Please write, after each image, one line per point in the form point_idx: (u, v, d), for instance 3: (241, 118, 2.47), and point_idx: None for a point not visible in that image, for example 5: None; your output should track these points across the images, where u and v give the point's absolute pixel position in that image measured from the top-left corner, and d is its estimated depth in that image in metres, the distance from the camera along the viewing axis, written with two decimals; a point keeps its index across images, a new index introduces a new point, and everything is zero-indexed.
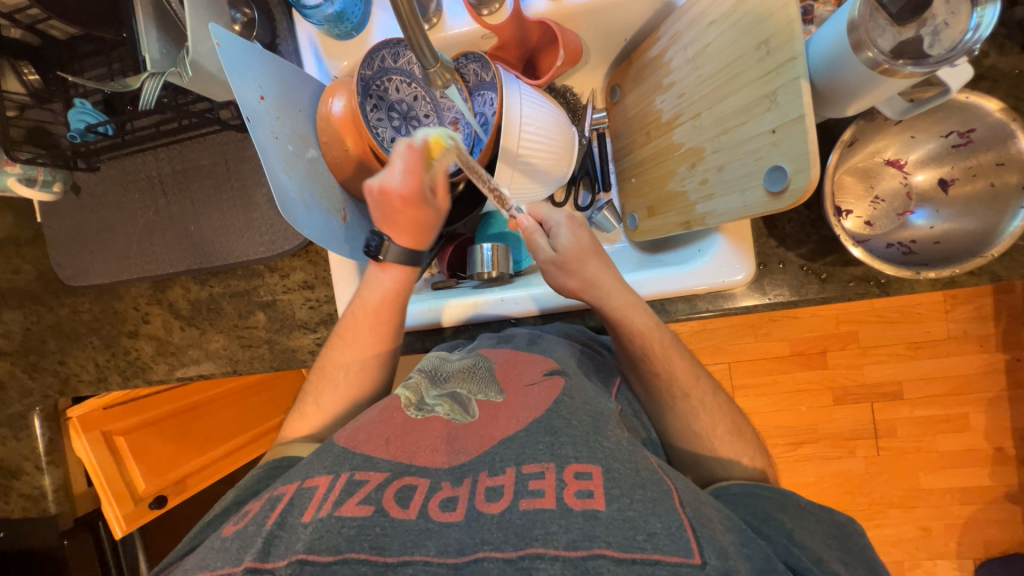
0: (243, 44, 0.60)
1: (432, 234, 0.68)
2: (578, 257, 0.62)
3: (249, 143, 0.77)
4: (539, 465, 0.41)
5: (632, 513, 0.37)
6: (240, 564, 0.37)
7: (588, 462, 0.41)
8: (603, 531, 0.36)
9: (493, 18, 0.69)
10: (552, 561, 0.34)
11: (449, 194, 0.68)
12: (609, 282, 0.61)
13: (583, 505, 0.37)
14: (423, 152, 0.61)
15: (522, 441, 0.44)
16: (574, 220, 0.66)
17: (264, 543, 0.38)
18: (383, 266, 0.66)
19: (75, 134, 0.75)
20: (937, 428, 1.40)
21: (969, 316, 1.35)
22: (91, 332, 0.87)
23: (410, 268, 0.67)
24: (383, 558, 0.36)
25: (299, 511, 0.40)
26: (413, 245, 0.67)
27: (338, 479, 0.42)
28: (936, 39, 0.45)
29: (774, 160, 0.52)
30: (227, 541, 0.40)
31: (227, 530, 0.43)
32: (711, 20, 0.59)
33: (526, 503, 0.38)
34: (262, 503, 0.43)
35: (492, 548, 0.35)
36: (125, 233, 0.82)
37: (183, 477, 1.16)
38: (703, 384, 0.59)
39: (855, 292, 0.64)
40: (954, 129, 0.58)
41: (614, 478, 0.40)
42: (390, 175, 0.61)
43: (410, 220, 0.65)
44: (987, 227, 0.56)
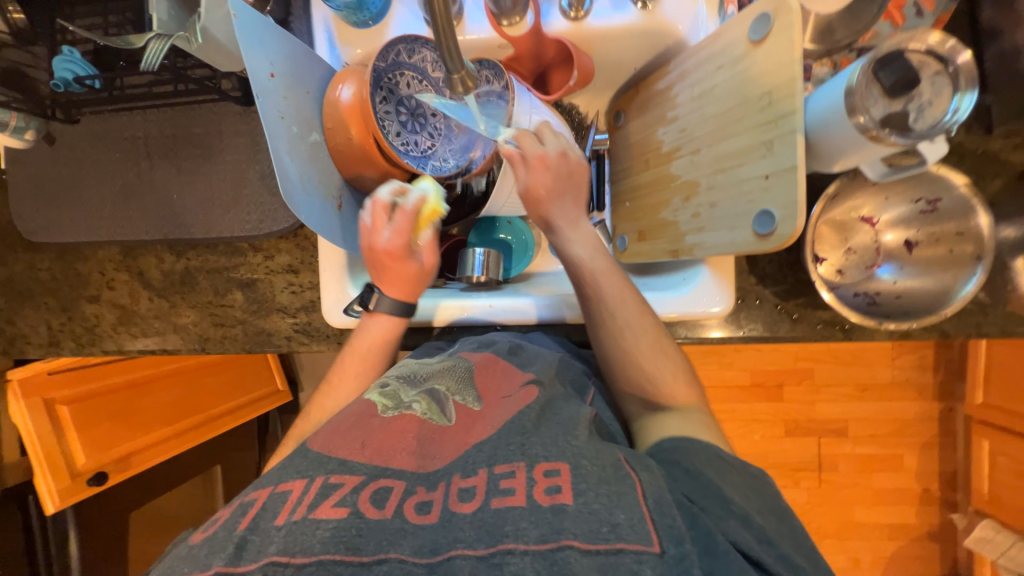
0: (259, 18, 0.59)
1: (423, 286, 0.67)
2: (542, 197, 0.66)
3: (247, 118, 0.75)
4: (510, 465, 0.42)
5: (597, 506, 0.38)
6: (209, 568, 0.35)
7: (556, 460, 0.42)
8: (571, 523, 0.37)
9: (512, 29, 0.70)
10: (522, 556, 0.35)
11: (438, 254, 0.68)
12: (561, 220, 0.66)
13: (552, 501, 0.39)
14: (414, 212, 0.64)
15: (494, 443, 0.45)
16: (551, 156, 0.66)
17: (234, 547, 0.37)
18: (372, 313, 0.66)
19: (58, 84, 0.70)
20: (875, 466, 1.50)
21: (913, 364, 1.46)
22: (48, 292, 0.82)
23: (400, 319, 0.66)
24: (359, 558, 0.36)
25: (272, 515, 0.39)
26: (403, 297, 0.66)
27: (313, 483, 0.41)
28: (920, 116, 0.51)
29: (764, 205, 0.56)
30: (195, 547, 0.39)
31: (194, 537, 0.40)
32: (719, 65, 0.62)
33: (498, 501, 0.39)
34: (231, 509, 0.41)
35: (465, 546, 0.36)
36: (99, 191, 0.78)
37: (128, 455, 1.07)
38: (631, 303, 0.62)
39: (822, 334, 0.69)
40: (923, 197, 0.63)
41: (581, 474, 0.41)
42: (381, 233, 0.64)
43: (401, 273, 0.65)
44: (944, 288, 0.62)
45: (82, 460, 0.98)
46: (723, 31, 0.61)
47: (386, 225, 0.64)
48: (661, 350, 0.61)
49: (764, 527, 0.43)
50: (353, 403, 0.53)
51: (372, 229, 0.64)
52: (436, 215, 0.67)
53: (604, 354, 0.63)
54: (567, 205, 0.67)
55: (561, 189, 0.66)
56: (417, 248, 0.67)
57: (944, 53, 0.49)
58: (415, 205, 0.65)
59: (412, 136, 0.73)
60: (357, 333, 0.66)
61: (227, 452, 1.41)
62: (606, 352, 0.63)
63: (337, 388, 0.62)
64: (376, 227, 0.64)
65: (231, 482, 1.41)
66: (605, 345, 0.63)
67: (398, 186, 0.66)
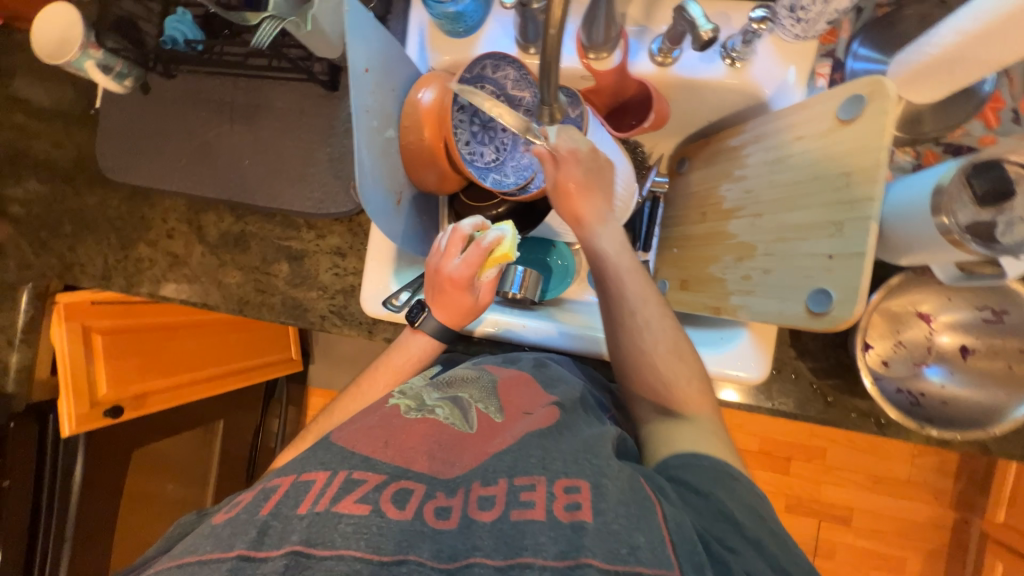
0: (366, 15, 0.62)
1: (469, 318, 0.69)
2: (569, 192, 0.65)
3: (328, 101, 0.78)
4: (530, 478, 0.43)
5: (616, 526, 0.39)
6: (232, 550, 0.38)
7: (577, 477, 0.43)
8: (590, 541, 0.38)
9: (599, 64, 0.70)
10: (540, 571, 0.36)
11: (493, 292, 0.69)
12: (592, 216, 0.66)
13: (571, 517, 0.40)
14: (487, 252, 0.62)
15: (515, 454, 0.46)
16: (581, 152, 0.63)
17: (257, 532, 0.39)
18: (417, 330, 0.69)
19: (167, 41, 0.76)
20: (874, 565, 1.43)
21: (932, 466, 1.40)
22: (111, 228, 0.86)
23: (437, 341, 0.69)
24: (380, 557, 0.37)
25: (294, 503, 0.41)
26: (448, 322, 0.68)
27: (336, 475, 0.43)
28: (1009, 229, 0.49)
29: (822, 284, 0.55)
30: (216, 529, 0.41)
31: (215, 519, 0.44)
32: (798, 136, 0.61)
33: (518, 514, 0.40)
34: (254, 494, 0.44)
35: (483, 554, 0.38)
36: (178, 144, 0.82)
37: (145, 393, 1.09)
38: (651, 303, 0.62)
39: (854, 423, 0.67)
40: (988, 306, 0.61)
41: (602, 493, 0.42)
42: (450, 261, 0.64)
43: (456, 302, 0.66)
44: (994, 404, 0.60)
45: (103, 390, 1.01)
46: (810, 103, 0.60)
47: (457, 255, 0.64)
48: (678, 354, 0.60)
49: (778, 555, 0.44)
50: (375, 403, 0.55)
51: (444, 255, 0.64)
52: (506, 261, 0.64)
53: (619, 352, 0.63)
54: (594, 200, 0.66)
55: (589, 185, 0.65)
56: (478, 283, 0.67)
57: None
58: (490, 243, 0.62)
59: (479, 147, 0.76)
60: (397, 349, 0.69)
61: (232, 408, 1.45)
62: (621, 350, 0.62)
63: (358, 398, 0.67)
64: (449, 254, 0.64)
65: (230, 438, 1.45)
66: (621, 343, 0.62)
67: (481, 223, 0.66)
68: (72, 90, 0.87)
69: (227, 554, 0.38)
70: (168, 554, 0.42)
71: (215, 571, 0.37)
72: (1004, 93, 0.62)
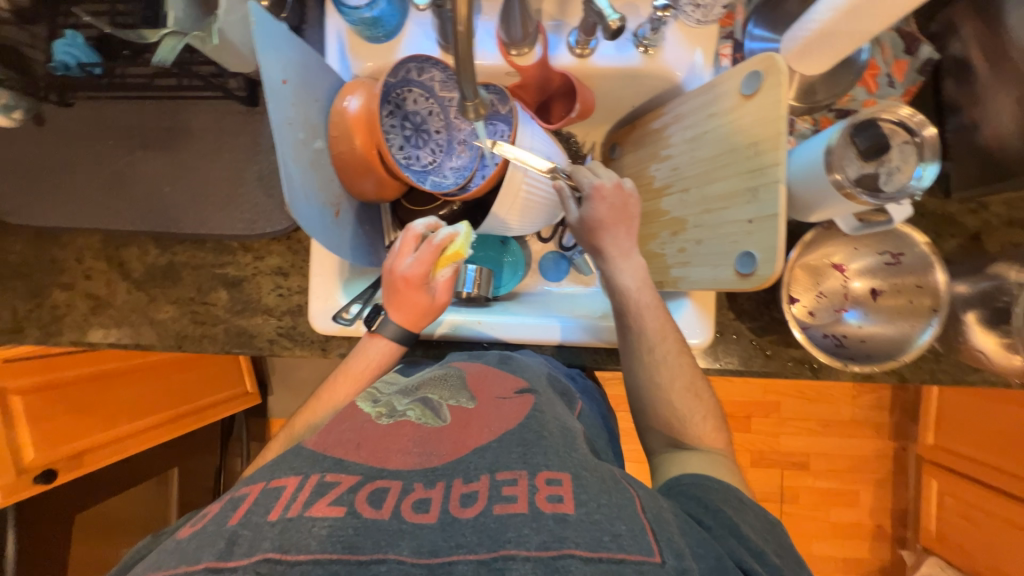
0: (277, 25, 0.60)
1: (427, 320, 0.68)
2: (593, 230, 0.67)
3: (250, 118, 0.75)
4: (513, 474, 0.44)
5: (598, 516, 0.41)
6: (200, 562, 0.37)
7: (558, 470, 0.44)
8: (572, 532, 0.39)
9: (520, 59, 0.72)
10: (524, 562, 0.36)
11: (451, 293, 0.69)
12: (614, 251, 0.67)
13: (554, 509, 0.40)
14: (440, 248, 0.64)
15: (496, 450, 0.46)
16: (606, 190, 0.65)
17: (226, 543, 0.38)
18: (374, 335, 0.68)
19: (57, 66, 0.70)
20: (833, 501, 1.55)
21: (871, 404, 1.53)
22: (17, 275, 0.78)
23: (399, 345, 0.68)
24: (356, 557, 0.37)
25: (264, 510, 0.40)
26: (405, 326, 0.67)
27: (308, 479, 0.43)
28: (889, 179, 0.57)
29: (746, 246, 0.59)
30: (182, 542, 0.40)
31: (182, 532, 0.42)
32: (711, 112, 0.66)
33: (500, 508, 0.40)
34: (222, 504, 0.43)
35: (467, 551, 0.37)
36: (86, 175, 0.76)
37: (80, 452, 1.01)
38: (669, 341, 0.65)
39: (792, 371, 0.72)
40: (887, 250, 0.68)
41: (583, 484, 0.43)
42: (404, 259, 0.65)
43: (411, 302, 0.66)
44: (903, 335, 0.66)
45: (30, 455, 0.92)
46: (718, 81, 0.64)
47: (411, 254, 0.65)
48: (693, 390, 0.64)
49: (778, 566, 0.46)
50: (349, 411, 0.54)
51: (397, 255, 0.65)
52: (459, 258, 0.66)
53: (636, 383, 0.66)
54: (620, 237, 0.67)
55: (613, 223, 0.66)
56: (434, 284, 0.67)
57: (914, 126, 0.55)
58: (443, 240, 0.65)
59: (414, 151, 0.76)
60: (354, 355, 0.68)
61: (187, 453, 1.35)
62: (639, 382, 0.65)
63: (324, 401, 0.66)
64: (404, 253, 0.65)
65: (188, 484, 1.35)
66: (640, 377, 0.65)
67: (434, 223, 0.67)
68: None
69: (193, 566, 0.36)
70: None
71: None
72: (879, 60, 0.69)
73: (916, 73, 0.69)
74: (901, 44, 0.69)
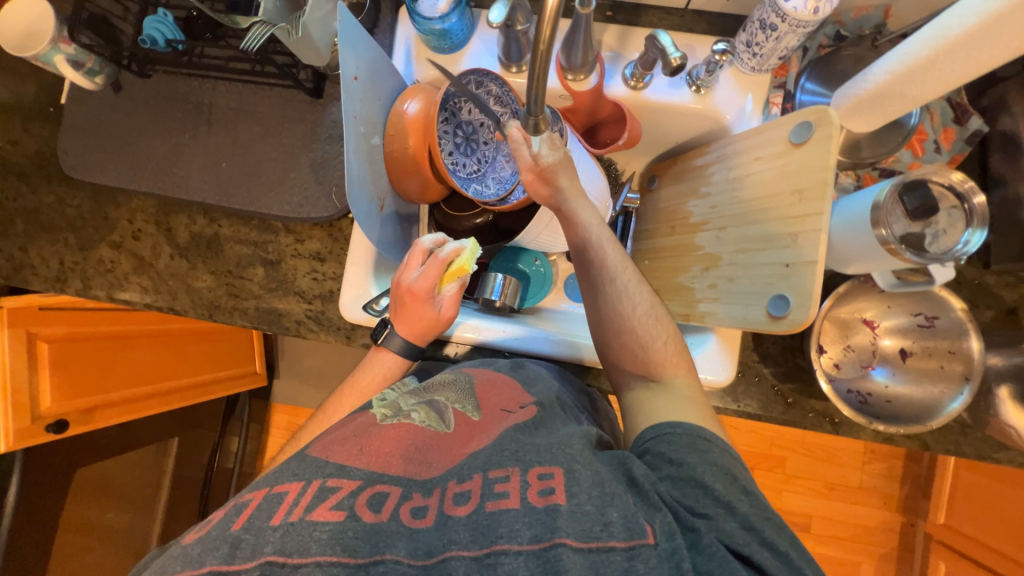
0: (358, 28, 0.64)
1: (432, 332, 0.69)
2: (551, 169, 0.65)
3: (312, 108, 0.78)
4: (505, 470, 0.45)
5: (589, 507, 0.42)
6: (202, 566, 0.37)
7: (550, 465, 0.45)
8: (564, 522, 0.40)
9: (576, 84, 0.74)
10: (515, 557, 0.38)
11: (457, 308, 0.70)
12: (570, 193, 0.67)
13: (545, 501, 0.42)
14: (446, 263, 0.65)
15: (490, 450, 0.47)
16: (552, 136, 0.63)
17: (228, 547, 0.38)
18: (379, 349, 0.70)
19: (145, 40, 0.74)
20: (832, 569, 1.49)
21: (881, 472, 1.48)
22: (70, 229, 0.82)
23: (406, 359, 0.69)
24: (355, 560, 0.38)
25: (267, 515, 0.41)
26: (410, 338, 0.69)
27: (310, 485, 0.43)
28: (935, 240, 0.57)
29: (781, 289, 0.60)
30: (188, 547, 0.40)
31: (187, 538, 0.42)
32: (757, 156, 0.67)
33: (492, 505, 0.42)
34: (225, 511, 0.43)
35: (459, 547, 0.39)
36: (151, 144, 0.80)
37: (93, 407, 1.01)
38: (630, 271, 0.67)
39: (811, 423, 0.71)
40: (922, 312, 0.68)
41: (574, 478, 0.44)
42: (410, 273, 0.67)
43: (418, 316, 0.67)
44: (932, 400, 0.65)
45: (48, 403, 0.93)
46: (766, 127, 0.66)
47: (418, 268, 0.67)
48: (655, 317, 0.64)
49: (749, 514, 0.46)
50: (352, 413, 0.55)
51: (405, 269, 0.67)
52: (464, 273, 0.67)
53: (601, 316, 0.66)
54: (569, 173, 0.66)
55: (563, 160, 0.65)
56: (440, 298, 0.68)
57: (962, 191, 0.57)
58: (448, 255, 0.66)
59: (462, 158, 0.79)
60: (362, 366, 0.69)
61: (188, 426, 1.37)
62: (604, 315, 0.65)
63: (331, 417, 0.65)
64: (411, 267, 0.67)
65: (185, 458, 1.36)
66: (603, 313, 0.66)
67: (442, 239, 0.70)
68: (35, 85, 0.84)
69: (198, 569, 0.37)
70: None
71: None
72: (927, 126, 0.71)
73: (964, 143, 0.70)
74: (949, 114, 0.71)
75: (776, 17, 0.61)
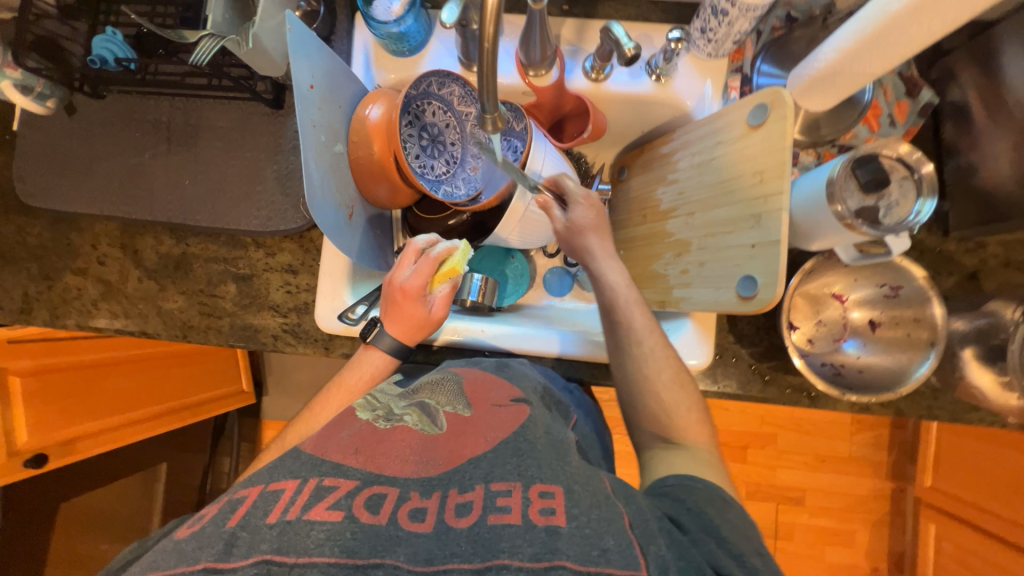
0: (310, 35, 0.63)
1: (422, 333, 0.69)
2: (581, 230, 0.72)
3: (273, 120, 0.77)
4: (507, 484, 0.45)
5: (589, 530, 0.41)
6: (197, 563, 0.37)
7: (551, 482, 0.45)
8: (564, 544, 0.39)
9: (537, 80, 0.74)
10: (517, 572, 0.37)
11: (448, 307, 0.69)
12: (597, 250, 0.71)
13: (546, 521, 0.41)
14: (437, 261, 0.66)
15: (491, 460, 0.47)
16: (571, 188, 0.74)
17: (224, 544, 0.38)
18: (370, 346, 0.69)
19: (93, 61, 0.71)
20: (828, 540, 1.53)
21: (868, 441, 1.52)
22: (32, 257, 0.80)
23: (393, 359, 0.69)
24: (354, 560, 0.38)
25: (263, 512, 0.41)
26: (400, 337, 0.68)
27: (306, 483, 0.43)
28: (888, 212, 0.59)
29: (748, 270, 0.61)
30: (181, 542, 0.40)
31: (179, 533, 0.42)
32: (719, 140, 0.68)
33: (495, 518, 0.41)
34: (220, 506, 0.42)
35: (461, 560, 0.38)
36: (109, 166, 0.78)
37: (73, 438, 1.00)
38: (656, 334, 0.66)
39: (789, 399, 0.73)
40: (886, 283, 0.69)
41: (575, 499, 0.44)
42: (404, 271, 0.67)
43: (407, 315, 0.67)
44: (900, 367, 0.68)
45: (24, 438, 0.91)
46: (725, 111, 0.67)
47: (410, 266, 0.67)
48: (680, 384, 0.63)
49: (757, 567, 0.46)
50: (337, 418, 0.54)
51: (397, 267, 0.68)
52: (455, 273, 0.68)
53: (628, 380, 0.65)
54: (592, 235, 0.72)
55: (590, 227, 0.72)
56: (430, 297, 0.68)
57: (911, 162, 0.59)
58: (440, 253, 0.66)
59: (429, 160, 0.79)
60: (348, 368, 0.68)
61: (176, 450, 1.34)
62: (630, 378, 0.65)
63: (317, 422, 0.64)
64: (405, 266, 0.67)
65: (175, 483, 1.33)
66: (627, 370, 0.65)
67: (435, 239, 0.71)
68: None
69: (191, 567, 0.37)
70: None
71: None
72: (881, 101, 0.72)
73: (917, 116, 0.71)
74: (902, 87, 0.72)
75: (726, 2, 0.62)
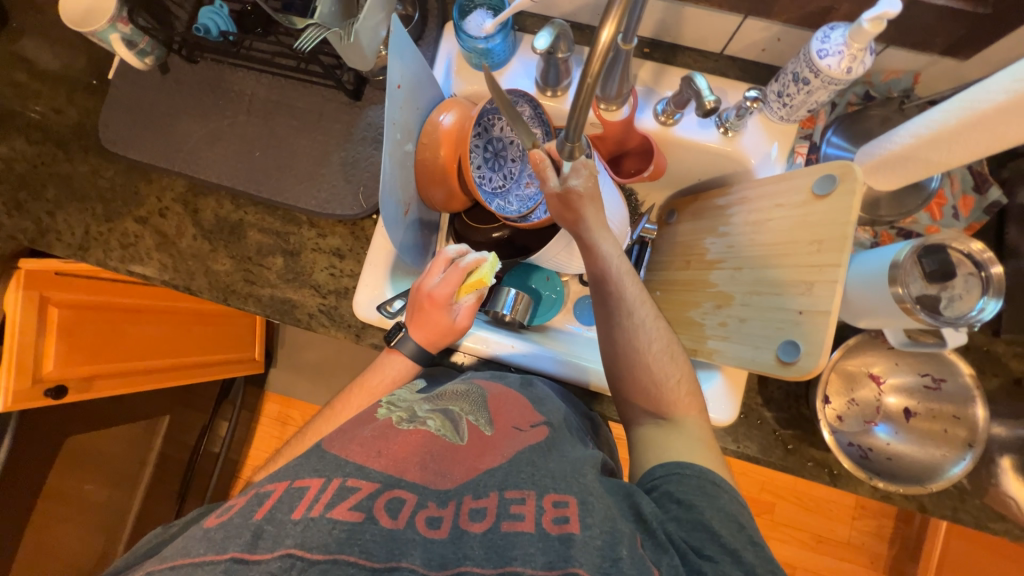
0: (407, 39, 0.66)
1: (445, 340, 0.70)
2: (579, 200, 0.66)
3: (349, 109, 0.81)
4: (520, 491, 0.45)
5: (598, 541, 0.41)
6: (225, 553, 0.38)
7: (565, 493, 0.45)
8: (577, 551, 0.40)
9: (608, 113, 0.77)
10: None
11: (472, 317, 0.70)
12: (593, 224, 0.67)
13: (560, 529, 0.42)
14: (466, 272, 0.67)
15: (506, 469, 0.48)
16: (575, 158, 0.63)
17: (251, 535, 0.39)
18: (392, 351, 0.70)
19: (199, 27, 0.77)
20: None
21: (870, 529, 1.46)
22: (99, 199, 0.84)
23: (421, 359, 0.70)
24: (372, 564, 0.38)
25: (288, 508, 0.41)
26: (423, 343, 0.69)
27: (329, 483, 0.43)
28: (951, 305, 0.59)
29: (791, 335, 0.61)
30: (210, 531, 0.41)
31: (207, 521, 0.43)
32: (779, 204, 0.68)
33: (507, 525, 0.42)
34: (248, 498, 0.43)
35: (474, 563, 0.39)
36: (189, 127, 0.82)
37: (92, 376, 1.00)
38: (647, 305, 0.67)
39: (810, 472, 0.71)
40: (929, 372, 0.69)
41: (589, 509, 0.44)
42: (432, 278, 0.68)
43: (432, 322, 0.68)
44: (933, 463, 0.66)
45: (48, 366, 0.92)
46: (790, 175, 0.67)
47: (439, 274, 0.68)
48: (670, 355, 0.64)
49: (755, 565, 0.45)
50: (364, 411, 0.55)
51: (427, 274, 0.69)
52: (482, 285, 0.68)
53: (617, 353, 0.65)
54: (587, 203, 0.66)
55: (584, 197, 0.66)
56: (456, 305, 0.69)
57: (980, 261, 0.58)
58: (469, 265, 0.67)
59: (489, 172, 0.81)
60: (372, 369, 0.69)
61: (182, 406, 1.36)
62: (619, 350, 0.65)
63: (341, 415, 0.66)
64: (434, 274, 0.68)
65: (174, 439, 1.35)
66: (619, 343, 0.65)
67: (465, 249, 0.71)
68: (84, 59, 0.87)
69: (220, 557, 0.38)
70: (155, 554, 0.41)
71: (209, 572, 0.37)
72: (947, 191, 0.72)
73: (982, 212, 0.71)
74: (970, 181, 0.72)
75: (809, 72, 0.64)
